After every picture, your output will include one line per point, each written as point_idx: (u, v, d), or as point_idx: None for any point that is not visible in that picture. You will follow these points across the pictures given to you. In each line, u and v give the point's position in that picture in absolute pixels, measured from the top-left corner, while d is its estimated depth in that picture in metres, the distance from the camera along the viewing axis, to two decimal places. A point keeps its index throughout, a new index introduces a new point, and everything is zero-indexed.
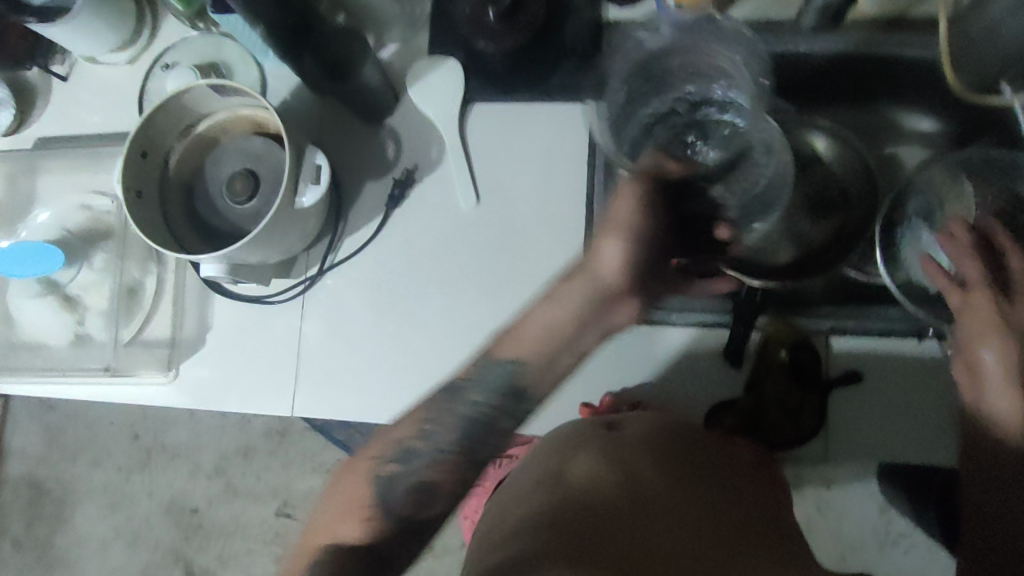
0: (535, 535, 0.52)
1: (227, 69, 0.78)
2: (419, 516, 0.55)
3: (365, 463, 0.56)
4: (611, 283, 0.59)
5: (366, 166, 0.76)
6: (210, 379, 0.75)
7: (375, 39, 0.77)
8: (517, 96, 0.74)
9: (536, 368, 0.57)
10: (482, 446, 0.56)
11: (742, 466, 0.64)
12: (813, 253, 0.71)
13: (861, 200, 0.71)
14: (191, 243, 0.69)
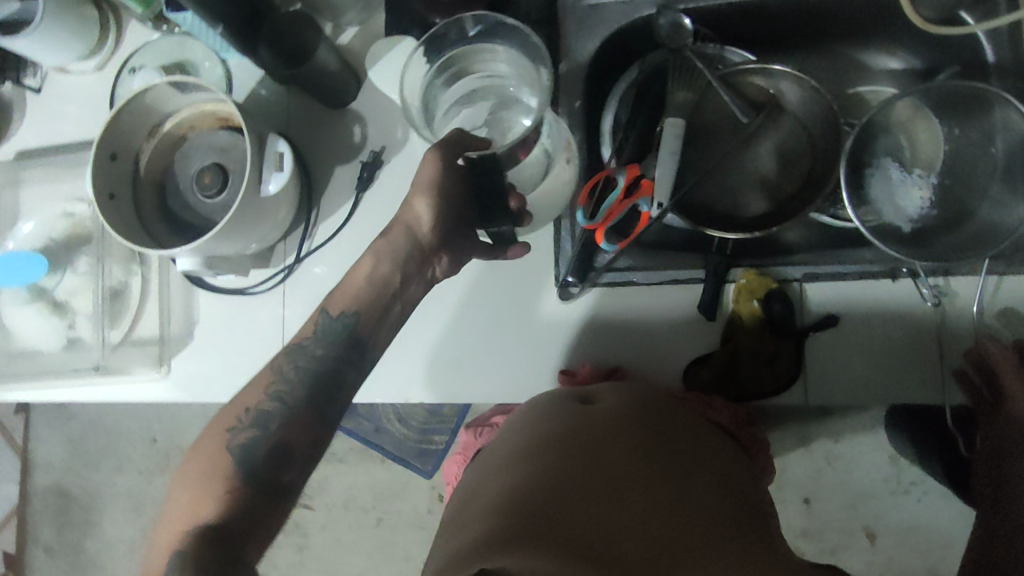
0: (501, 519, 0.49)
1: (192, 67, 0.79)
2: (278, 480, 0.61)
3: (219, 439, 0.62)
4: (422, 237, 0.68)
5: (335, 152, 0.77)
6: (200, 372, 0.77)
7: (333, 25, 0.77)
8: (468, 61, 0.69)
9: (366, 319, 0.66)
10: (332, 398, 0.64)
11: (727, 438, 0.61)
12: (784, 202, 0.70)
13: (829, 142, 0.68)
14: (168, 240, 0.71)
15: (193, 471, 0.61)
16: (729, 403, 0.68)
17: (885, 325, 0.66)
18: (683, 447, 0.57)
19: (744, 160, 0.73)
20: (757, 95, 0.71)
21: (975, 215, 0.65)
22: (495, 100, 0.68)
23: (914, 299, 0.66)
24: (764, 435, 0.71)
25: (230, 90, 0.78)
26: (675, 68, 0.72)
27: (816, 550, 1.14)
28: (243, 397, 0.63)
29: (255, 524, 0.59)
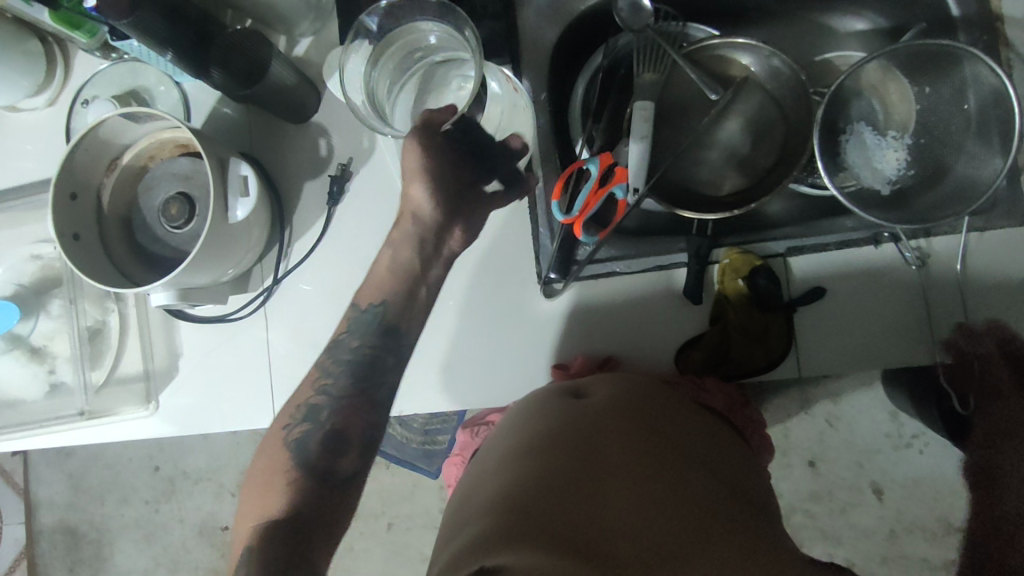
0: (499, 517, 0.48)
1: (146, 94, 0.77)
2: (335, 470, 0.60)
3: (277, 435, 0.61)
4: (430, 217, 0.65)
5: (303, 167, 0.75)
6: (189, 404, 0.75)
7: (287, 38, 0.75)
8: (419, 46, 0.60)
9: (395, 307, 0.64)
10: (377, 389, 0.63)
11: (718, 434, 0.61)
12: (759, 178, 0.69)
13: (800, 113, 0.67)
14: (140, 276, 0.70)
15: (261, 469, 0.61)
16: (723, 383, 0.67)
17: (871, 289, 0.66)
18: (677, 434, 0.56)
19: (716, 137, 0.71)
20: (723, 71, 0.69)
21: (952, 173, 0.64)
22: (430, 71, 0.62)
23: (900, 262, 0.65)
24: (759, 414, 0.70)
25: (187, 114, 0.76)
26: (641, 50, 0.69)
27: (826, 511, 1.14)
28: (297, 391, 0.63)
29: (323, 516, 0.58)
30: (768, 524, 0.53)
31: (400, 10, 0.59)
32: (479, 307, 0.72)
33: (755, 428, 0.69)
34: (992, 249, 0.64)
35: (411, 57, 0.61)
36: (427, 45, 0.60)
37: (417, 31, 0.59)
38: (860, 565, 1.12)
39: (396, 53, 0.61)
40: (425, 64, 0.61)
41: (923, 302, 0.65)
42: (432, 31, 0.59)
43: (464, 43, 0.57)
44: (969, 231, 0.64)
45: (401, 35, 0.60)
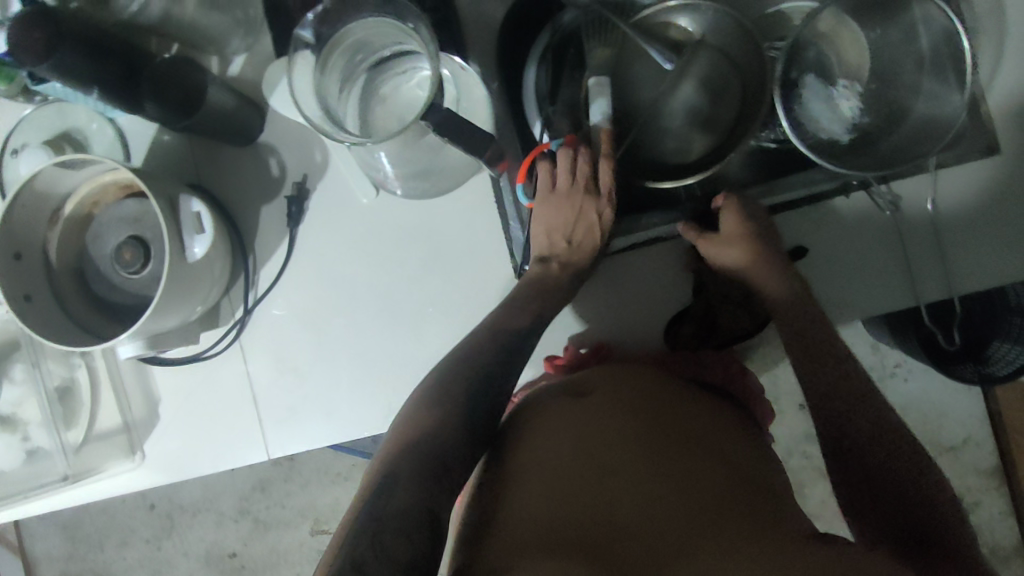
0: (513, 522, 0.50)
1: (82, 137, 0.73)
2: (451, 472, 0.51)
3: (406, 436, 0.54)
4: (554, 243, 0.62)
5: (257, 190, 0.72)
6: (176, 449, 0.73)
7: (219, 57, 0.72)
8: (353, 46, 0.57)
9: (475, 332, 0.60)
10: (499, 389, 0.60)
11: (720, 413, 0.61)
12: (727, 135, 0.67)
13: (758, 71, 0.65)
14: (104, 328, 0.67)
15: (397, 423, 0.55)
16: (716, 354, 0.69)
17: (846, 242, 0.66)
18: (678, 430, 0.57)
19: (671, 102, 0.69)
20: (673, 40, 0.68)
21: (913, 114, 0.64)
22: (366, 75, 0.59)
23: (870, 209, 0.65)
24: (758, 383, 0.70)
25: (127, 150, 0.73)
26: (587, 25, 0.69)
27: None
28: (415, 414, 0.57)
29: (459, 462, 0.52)
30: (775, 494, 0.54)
31: (337, 12, 0.55)
32: (447, 309, 0.71)
33: (757, 399, 0.69)
34: (959, 184, 0.65)
35: (355, 62, 0.58)
36: (371, 45, 0.58)
37: (351, 31, 0.56)
38: None
39: (341, 58, 0.57)
40: (359, 68, 0.58)
41: (901, 247, 0.65)
42: (376, 31, 0.56)
43: (409, 34, 0.55)
44: (936, 168, 0.65)
45: (344, 38, 0.56)
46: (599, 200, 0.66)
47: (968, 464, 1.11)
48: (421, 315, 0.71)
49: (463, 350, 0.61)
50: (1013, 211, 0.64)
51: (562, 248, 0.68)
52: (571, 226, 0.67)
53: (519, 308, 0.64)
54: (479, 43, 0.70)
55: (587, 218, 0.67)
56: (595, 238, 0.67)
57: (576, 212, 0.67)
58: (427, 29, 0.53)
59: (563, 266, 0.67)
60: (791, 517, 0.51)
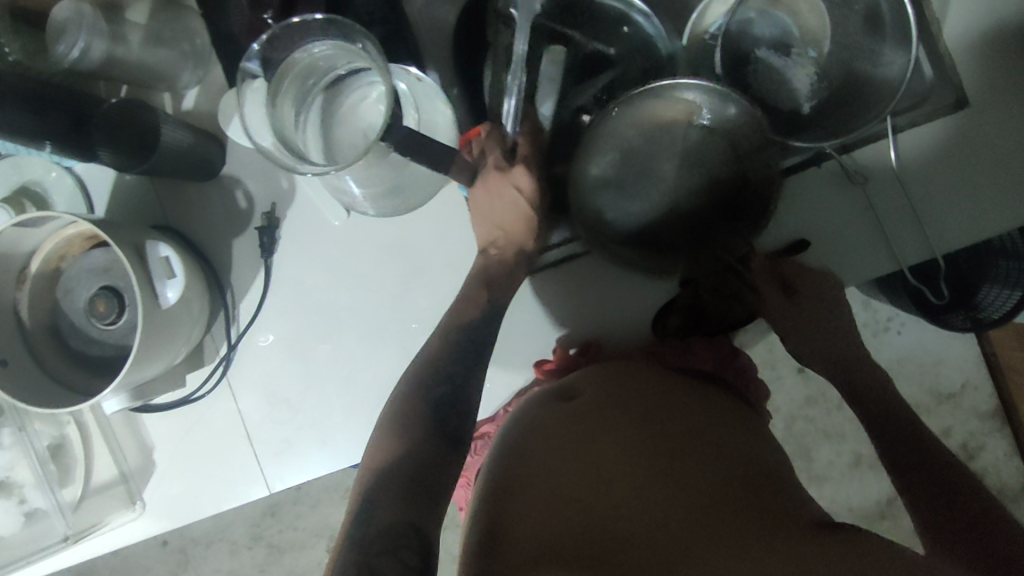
0: (523, 526, 0.49)
1: (40, 188, 0.72)
2: (430, 478, 0.52)
3: (382, 445, 0.54)
4: (501, 238, 0.66)
5: (225, 224, 0.71)
6: (176, 495, 0.72)
7: (171, 93, 0.70)
8: (305, 73, 0.56)
9: (440, 353, 0.60)
10: (466, 390, 0.59)
11: (711, 399, 0.61)
12: (720, 200, 0.68)
13: (753, 164, 0.64)
14: (86, 385, 0.65)
15: (370, 445, 0.55)
16: (708, 341, 0.68)
17: (825, 216, 0.66)
18: (673, 424, 0.56)
19: (653, 179, 0.69)
20: (665, 117, 0.65)
21: (865, 76, 0.63)
22: (321, 100, 0.58)
23: (840, 178, 0.65)
24: (752, 363, 0.70)
25: (89, 197, 0.71)
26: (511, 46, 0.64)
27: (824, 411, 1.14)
28: (386, 418, 0.56)
29: (437, 475, 0.53)
30: (776, 478, 0.54)
31: (284, 37, 0.53)
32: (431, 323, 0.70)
33: (751, 380, 0.68)
34: (928, 144, 0.64)
35: (306, 84, 0.56)
36: (323, 70, 0.56)
37: (301, 59, 0.54)
38: (867, 455, 1.12)
39: (294, 85, 0.55)
40: (315, 93, 0.57)
41: (875, 215, 0.65)
42: (326, 52, 0.55)
43: (359, 55, 0.54)
44: (894, 131, 0.64)
45: (294, 65, 0.54)
46: (514, 171, 0.64)
47: (969, 408, 1.11)
48: (406, 331, 0.70)
49: (426, 354, 0.60)
50: (985, 166, 0.64)
51: (497, 234, 0.66)
52: (500, 210, 0.66)
53: (486, 304, 0.63)
54: (433, 49, 0.68)
55: (510, 196, 0.65)
56: (525, 211, 0.66)
57: (498, 195, 0.65)
58: (377, 48, 0.51)
59: (504, 250, 0.66)
60: (791, 502, 0.51)
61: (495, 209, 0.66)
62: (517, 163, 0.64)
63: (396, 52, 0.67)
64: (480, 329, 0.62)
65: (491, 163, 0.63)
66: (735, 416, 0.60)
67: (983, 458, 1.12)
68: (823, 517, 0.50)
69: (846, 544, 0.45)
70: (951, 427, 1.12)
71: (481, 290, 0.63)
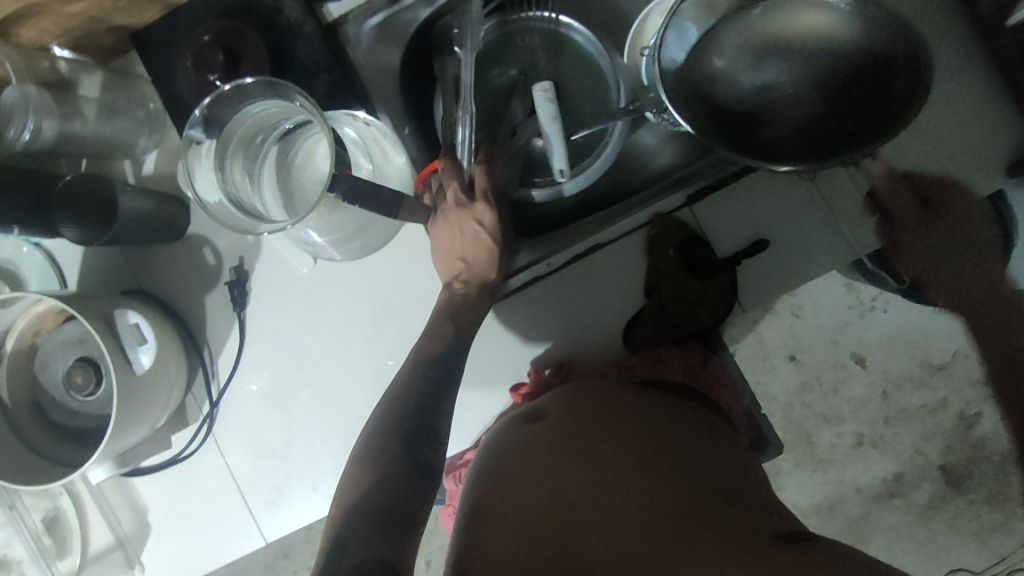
0: (500, 546, 0.51)
1: (13, 266, 0.73)
2: (398, 512, 0.54)
3: (352, 483, 0.56)
4: (465, 272, 0.66)
5: (195, 282, 0.72)
6: (174, 554, 0.73)
7: (130, 160, 0.71)
8: (249, 134, 0.57)
9: (413, 391, 0.60)
10: (436, 418, 0.61)
11: (675, 410, 0.63)
12: (832, 134, 0.55)
13: (877, 98, 0.53)
14: (69, 456, 0.66)
15: (344, 479, 0.57)
16: (677, 349, 0.71)
17: (779, 213, 0.67)
18: (643, 442, 0.58)
19: (777, 77, 0.57)
20: (813, 24, 0.55)
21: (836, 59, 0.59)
22: (269, 157, 0.59)
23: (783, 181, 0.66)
24: (721, 365, 0.73)
25: (59, 269, 0.72)
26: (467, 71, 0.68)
27: (819, 396, 1.12)
28: (355, 455, 0.58)
29: (406, 507, 0.55)
30: (742, 486, 0.56)
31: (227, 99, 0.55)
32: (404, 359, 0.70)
33: (720, 382, 0.71)
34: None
35: (255, 143, 0.58)
36: (267, 128, 0.58)
37: (241, 121, 0.56)
38: (866, 436, 1.13)
39: (239, 146, 0.57)
40: (262, 150, 0.58)
41: (829, 209, 0.67)
42: (269, 110, 0.56)
43: (298, 110, 0.55)
44: None
45: (235, 127, 0.56)
46: (474, 206, 0.64)
47: (963, 377, 1.11)
48: (384, 369, 0.71)
49: (395, 388, 0.61)
50: (925, 150, 0.64)
51: (461, 267, 0.66)
52: (462, 245, 0.65)
53: (452, 336, 0.64)
54: (380, 90, 0.68)
55: (472, 232, 0.64)
56: (487, 245, 0.65)
57: (459, 231, 0.64)
58: (312, 100, 0.53)
59: (468, 283, 0.66)
60: (758, 514, 0.52)
61: (455, 244, 0.65)
62: (476, 198, 0.64)
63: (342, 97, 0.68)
64: (450, 360, 0.63)
65: (450, 201, 0.63)
66: (700, 425, 0.62)
67: (983, 425, 1.12)
68: (791, 526, 0.52)
69: (806, 550, 0.46)
70: (947, 398, 1.11)
71: (448, 321, 0.64)
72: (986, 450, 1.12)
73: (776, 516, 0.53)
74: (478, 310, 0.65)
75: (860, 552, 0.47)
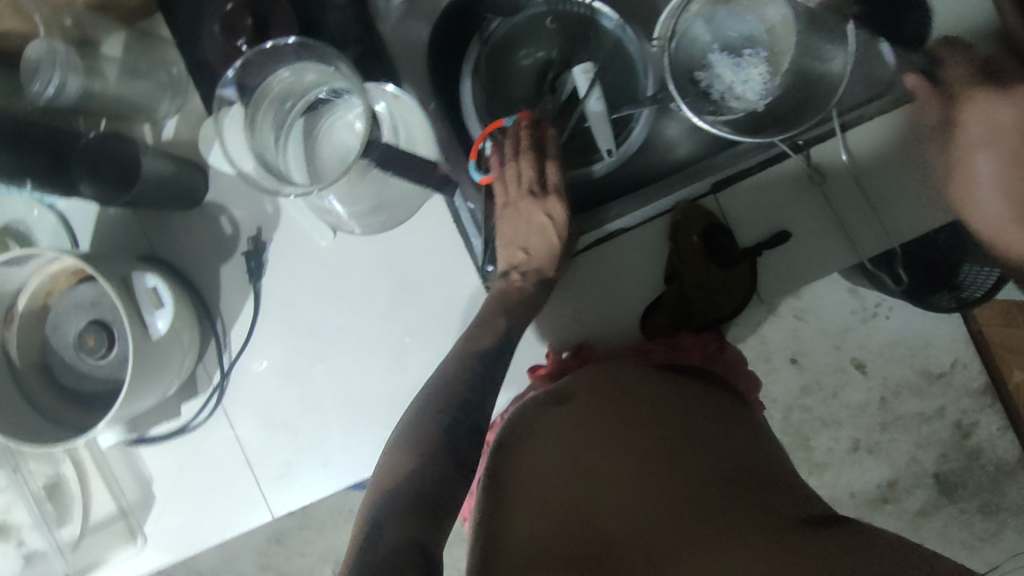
0: (529, 529, 0.51)
1: (24, 227, 0.72)
2: (438, 502, 0.52)
3: (393, 467, 0.54)
4: (530, 261, 0.66)
5: (210, 251, 0.71)
6: (179, 526, 0.72)
7: (151, 125, 0.70)
8: (278, 98, 0.56)
9: (453, 380, 0.60)
10: (478, 415, 0.59)
11: (697, 392, 0.63)
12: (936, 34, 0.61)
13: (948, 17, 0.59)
14: (78, 419, 0.65)
15: (380, 469, 0.55)
16: (696, 336, 0.70)
17: (801, 204, 0.66)
18: (665, 427, 0.57)
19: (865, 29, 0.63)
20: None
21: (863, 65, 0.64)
22: (298, 123, 0.58)
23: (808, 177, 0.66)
24: (740, 355, 0.72)
25: (72, 232, 0.71)
26: (491, 55, 0.69)
27: (819, 400, 1.13)
28: (397, 441, 0.56)
29: (444, 499, 0.52)
30: (766, 468, 0.56)
31: (259, 63, 0.54)
32: (420, 338, 0.70)
33: (740, 372, 0.71)
34: (880, 136, 0.65)
35: (284, 110, 0.57)
36: (296, 93, 0.57)
37: (271, 85, 0.55)
38: (864, 440, 1.13)
39: (269, 111, 0.56)
40: (292, 117, 0.58)
41: (848, 206, 0.66)
42: (301, 76, 0.56)
43: (333, 76, 0.55)
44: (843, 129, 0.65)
45: (266, 90, 0.56)
46: (546, 201, 0.64)
47: (960, 387, 1.11)
48: (399, 347, 0.70)
49: (442, 379, 0.60)
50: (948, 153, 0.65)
51: (521, 257, 0.67)
52: (527, 235, 0.66)
53: (503, 330, 0.63)
54: (409, 68, 0.67)
55: (539, 223, 0.65)
56: (551, 240, 0.65)
57: (528, 220, 0.66)
58: (350, 67, 0.53)
59: (525, 276, 0.66)
60: (784, 498, 0.52)
61: (517, 230, 0.67)
62: (548, 192, 0.64)
63: (368, 71, 0.67)
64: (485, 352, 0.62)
65: (522, 190, 0.64)
66: (719, 406, 0.62)
67: (978, 435, 1.12)
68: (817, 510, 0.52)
69: (839, 535, 0.46)
70: (944, 406, 1.11)
71: None
72: (980, 461, 1.12)
73: (803, 500, 0.53)
74: (520, 302, 0.65)
75: (890, 537, 0.47)
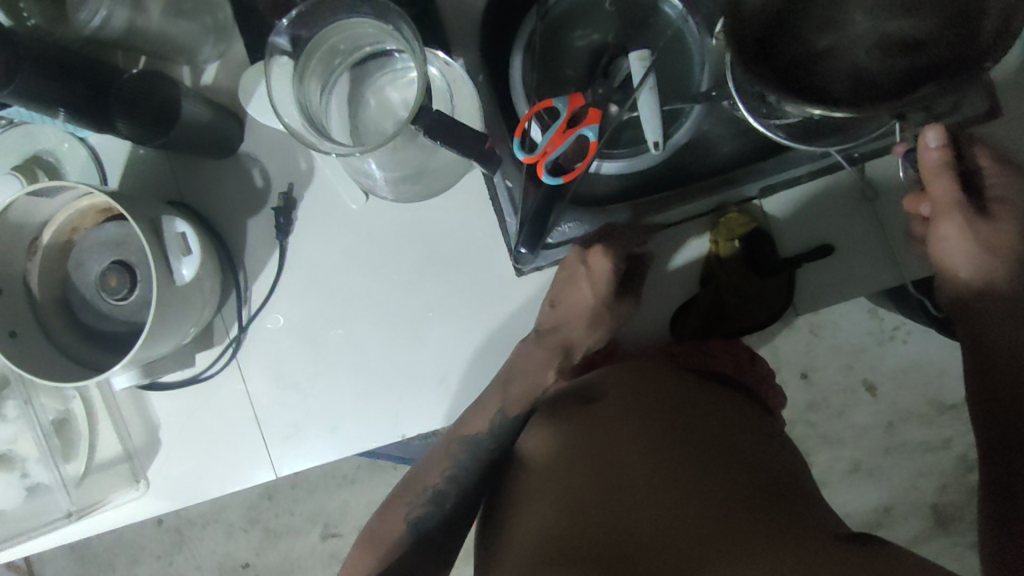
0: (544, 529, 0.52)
1: (54, 158, 0.70)
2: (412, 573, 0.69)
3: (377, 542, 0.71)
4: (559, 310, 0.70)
5: (239, 203, 0.70)
6: (182, 474, 0.71)
7: (190, 67, 0.69)
8: (328, 51, 0.55)
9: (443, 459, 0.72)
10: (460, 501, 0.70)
11: (724, 400, 0.62)
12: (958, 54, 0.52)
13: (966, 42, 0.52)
14: (92, 358, 0.64)
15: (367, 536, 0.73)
16: (727, 344, 0.73)
17: (848, 219, 0.64)
18: (688, 430, 0.57)
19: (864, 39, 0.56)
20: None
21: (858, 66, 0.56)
22: (347, 79, 0.57)
23: (858, 191, 0.64)
24: (768, 368, 0.75)
25: (101, 169, 0.70)
26: (546, 33, 0.67)
27: (826, 417, 1.11)
28: (385, 513, 0.73)
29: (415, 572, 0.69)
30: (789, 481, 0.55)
31: (315, 12, 0.52)
32: (443, 314, 0.68)
33: (767, 384, 0.75)
34: None
35: (332, 63, 0.56)
36: (350, 48, 0.55)
37: (325, 35, 0.54)
38: (864, 462, 1.12)
39: (320, 63, 0.55)
40: (341, 71, 0.56)
41: (897, 225, 0.65)
42: (358, 31, 0.54)
43: (391, 35, 0.53)
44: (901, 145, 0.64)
45: (320, 42, 0.54)
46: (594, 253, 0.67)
47: None
48: (421, 321, 0.69)
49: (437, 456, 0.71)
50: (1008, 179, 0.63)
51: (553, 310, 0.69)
52: (562, 289, 0.69)
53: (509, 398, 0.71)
54: (461, 38, 0.65)
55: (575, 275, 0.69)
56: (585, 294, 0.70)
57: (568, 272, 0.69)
58: (412, 29, 0.51)
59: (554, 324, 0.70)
60: (805, 514, 0.51)
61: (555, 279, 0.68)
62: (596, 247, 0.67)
63: None
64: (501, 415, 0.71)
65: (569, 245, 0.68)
66: (743, 415, 0.61)
67: None
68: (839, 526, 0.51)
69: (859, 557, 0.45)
70: (951, 438, 1.10)
71: None
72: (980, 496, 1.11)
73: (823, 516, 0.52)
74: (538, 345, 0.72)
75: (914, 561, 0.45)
